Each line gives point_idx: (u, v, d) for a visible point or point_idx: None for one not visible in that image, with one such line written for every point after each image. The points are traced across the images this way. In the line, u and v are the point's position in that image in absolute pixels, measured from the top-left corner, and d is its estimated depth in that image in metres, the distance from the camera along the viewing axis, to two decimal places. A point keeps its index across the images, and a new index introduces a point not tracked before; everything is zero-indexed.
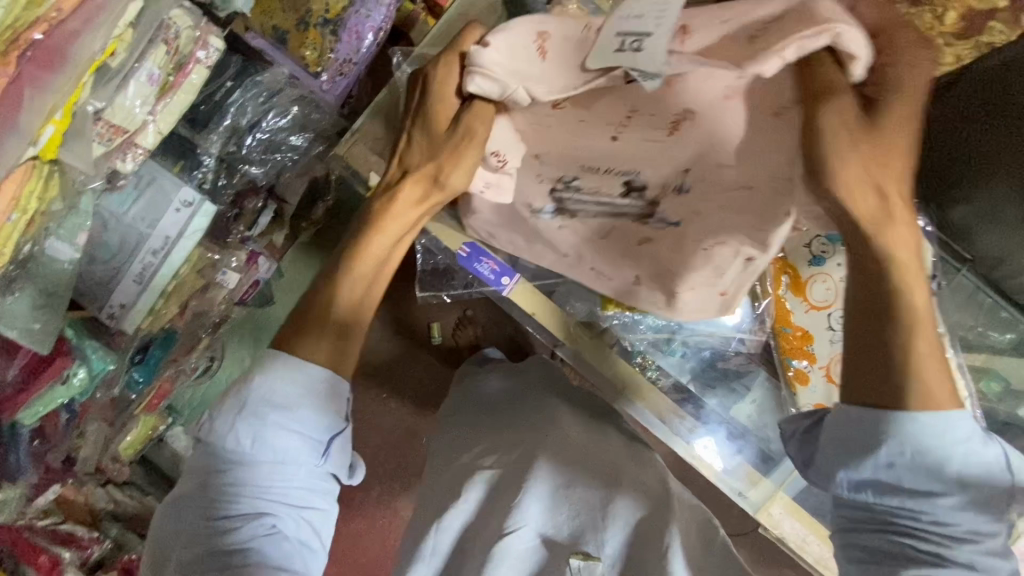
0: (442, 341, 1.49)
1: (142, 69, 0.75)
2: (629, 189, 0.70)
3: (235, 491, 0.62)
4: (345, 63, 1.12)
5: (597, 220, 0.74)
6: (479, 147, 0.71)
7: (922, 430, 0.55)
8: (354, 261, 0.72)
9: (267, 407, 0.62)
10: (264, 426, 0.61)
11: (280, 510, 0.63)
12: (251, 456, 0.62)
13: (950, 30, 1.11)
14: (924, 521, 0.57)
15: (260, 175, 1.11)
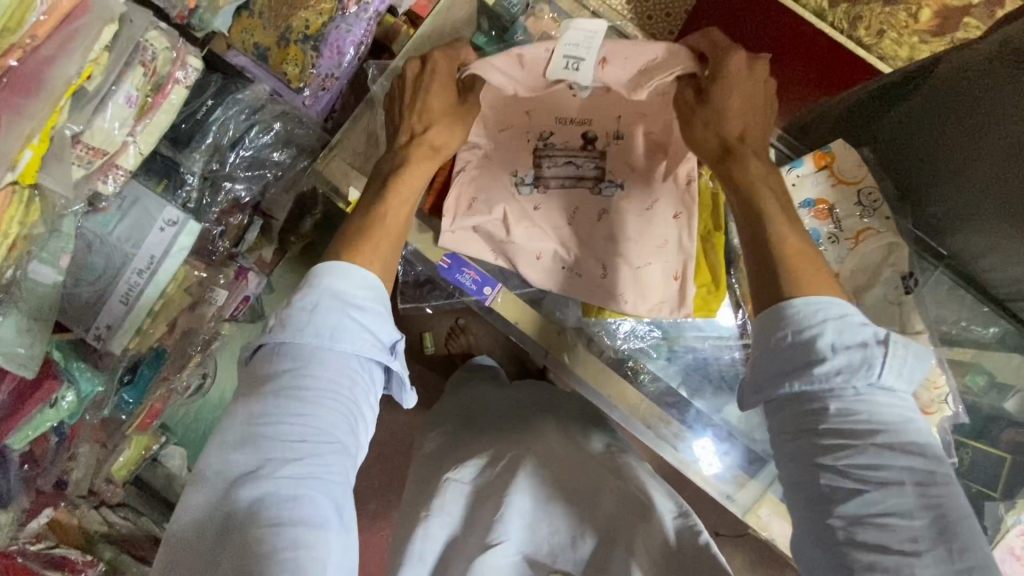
0: (435, 351, 1.48)
1: (120, 92, 0.75)
2: (586, 148, 0.80)
3: (300, 395, 0.57)
4: (328, 78, 1.12)
5: (565, 185, 0.80)
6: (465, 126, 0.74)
7: (791, 315, 0.57)
8: (380, 208, 0.68)
9: (338, 300, 0.61)
10: (341, 319, 0.60)
11: (344, 417, 0.58)
12: (323, 348, 0.59)
13: (926, 27, 1.13)
14: (830, 416, 0.53)
15: (244, 192, 1.11)
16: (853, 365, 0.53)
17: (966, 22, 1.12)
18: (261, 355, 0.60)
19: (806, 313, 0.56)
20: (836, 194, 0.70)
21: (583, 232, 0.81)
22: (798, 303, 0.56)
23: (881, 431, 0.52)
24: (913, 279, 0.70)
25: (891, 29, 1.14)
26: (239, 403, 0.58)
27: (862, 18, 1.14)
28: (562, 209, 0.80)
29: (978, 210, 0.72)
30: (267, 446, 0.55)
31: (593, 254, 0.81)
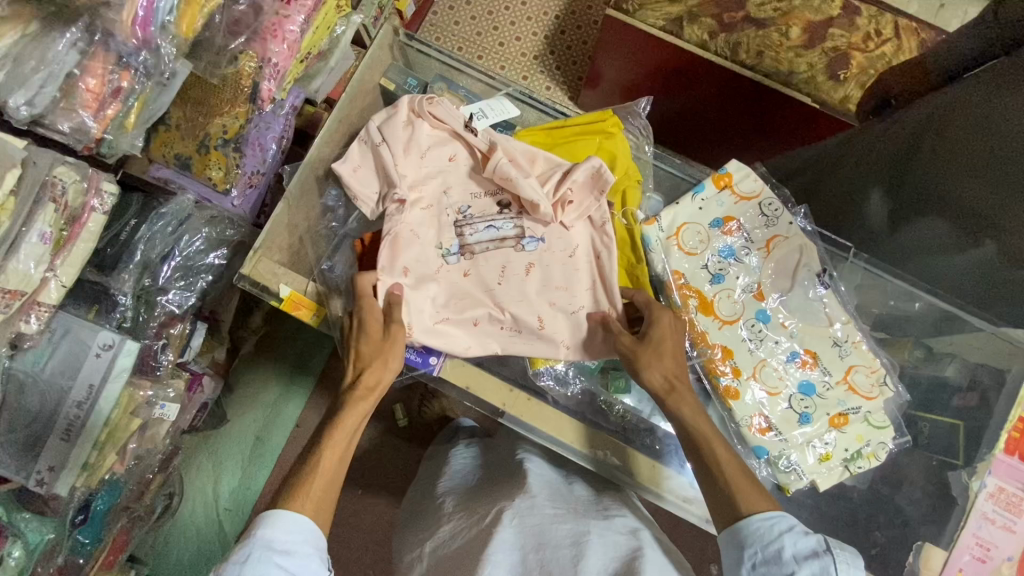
0: (408, 423, 1.45)
1: (32, 231, 0.74)
2: (504, 211, 0.84)
3: None
4: (253, 175, 1.15)
5: (489, 247, 0.83)
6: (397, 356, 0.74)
7: (754, 533, 0.60)
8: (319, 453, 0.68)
9: (267, 552, 0.57)
10: (266, 568, 0.56)
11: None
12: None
13: (797, 43, 1.22)
14: None
15: (180, 302, 1.09)
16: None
17: (832, 32, 1.22)
18: None
19: (765, 530, 0.60)
20: (739, 211, 0.73)
21: (513, 284, 0.82)
22: (755, 519, 0.61)
23: None
24: (827, 274, 0.73)
25: (768, 50, 1.23)
26: None
27: (740, 44, 1.24)
28: (489, 266, 0.83)
29: (1004, 214, 0.76)
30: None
31: (532, 308, 0.81)
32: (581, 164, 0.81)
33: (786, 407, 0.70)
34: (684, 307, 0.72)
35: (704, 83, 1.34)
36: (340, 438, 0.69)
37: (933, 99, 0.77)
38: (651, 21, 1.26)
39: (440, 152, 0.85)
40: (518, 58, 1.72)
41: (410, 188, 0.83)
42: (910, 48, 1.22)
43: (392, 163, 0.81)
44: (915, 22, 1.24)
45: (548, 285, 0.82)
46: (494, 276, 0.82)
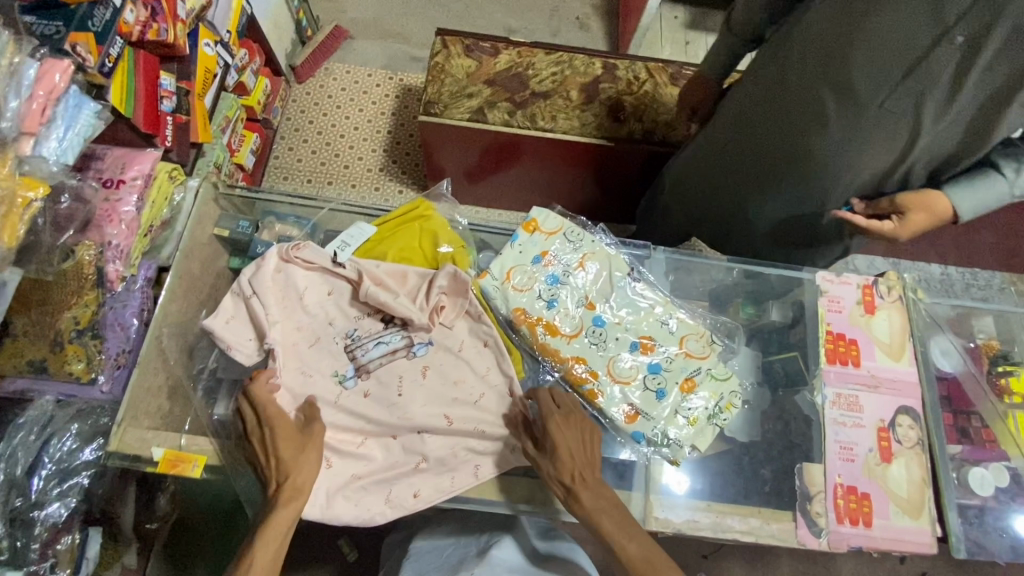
0: (359, 554, 1.38)
1: None
2: (390, 325, 0.81)
3: None
4: (119, 355, 1.10)
5: (385, 362, 0.78)
6: (315, 449, 0.72)
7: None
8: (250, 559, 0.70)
9: None
10: None
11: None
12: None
13: (579, 101, 1.48)
14: None
15: (61, 511, 1.02)
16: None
17: (604, 87, 1.50)
18: None
19: None
20: (552, 246, 0.86)
21: (415, 386, 0.77)
22: None
23: None
24: (636, 272, 0.86)
25: (559, 113, 1.48)
26: None
27: (536, 114, 1.47)
28: (387, 381, 0.78)
29: (830, 153, 0.94)
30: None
31: (434, 412, 0.76)
32: (442, 271, 0.82)
33: (642, 390, 0.80)
34: (535, 337, 0.81)
35: (526, 152, 1.54)
36: (268, 544, 0.70)
37: (735, 114, 1.05)
38: (458, 117, 1.46)
39: (309, 290, 0.82)
40: (365, 173, 1.88)
41: (287, 323, 0.80)
42: (666, 82, 1.51)
43: (263, 313, 0.79)
44: (662, 63, 1.54)
45: (447, 380, 0.78)
46: (392, 389, 0.77)
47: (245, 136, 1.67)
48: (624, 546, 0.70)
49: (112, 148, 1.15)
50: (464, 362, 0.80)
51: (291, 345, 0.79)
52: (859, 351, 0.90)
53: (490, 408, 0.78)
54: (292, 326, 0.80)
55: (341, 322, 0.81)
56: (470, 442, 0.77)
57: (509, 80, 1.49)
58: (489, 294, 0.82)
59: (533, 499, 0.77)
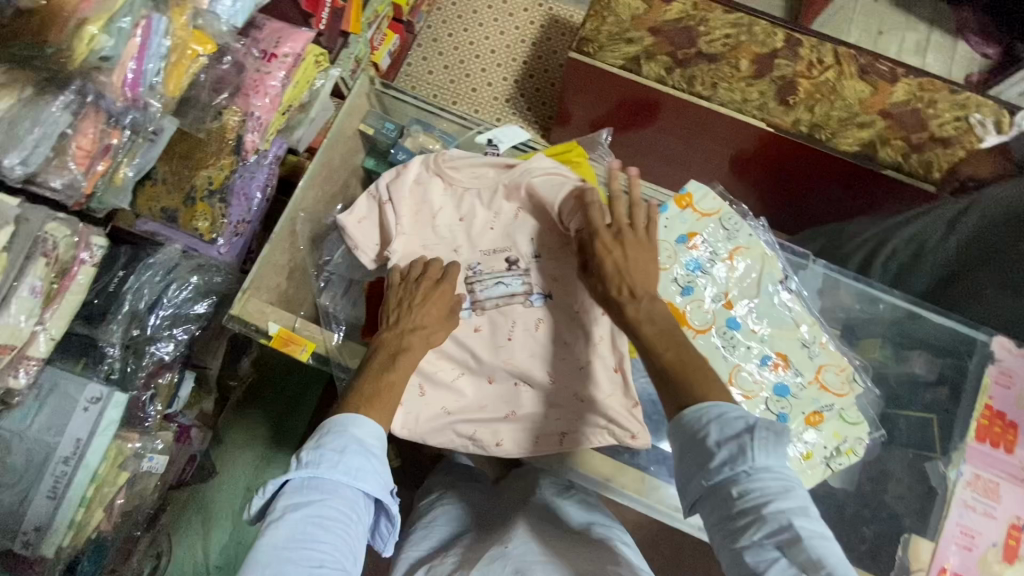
0: (402, 463, 1.44)
1: (23, 285, 0.76)
2: (512, 267, 0.80)
3: (317, 533, 0.57)
4: (240, 224, 1.16)
5: (500, 303, 0.79)
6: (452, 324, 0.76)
7: (682, 423, 0.59)
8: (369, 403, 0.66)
9: (364, 454, 0.61)
10: (357, 474, 0.60)
11: (350, 560, 0.58)
12: (347, 484, 0.60)
13: (747, 74, 1.32)
14: (734, 500, 0.54)
15: (169, 351, 1.09)
16: (734, 456, 0.54)
17: (778, 63, 1.31)
18: (289, 490, 0.59)
19: (697, 421, 0.58)
20: (702, 227, 0.79)
21: (524, 334, 0.78)
22: (688, 413, 0.59)
23: (771, 503, 0.53)
24: (788, 280, 0.78)
25: (721, 81, 1.33)
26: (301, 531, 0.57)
27: (696, 77, 1.33)
28: (500, 323, 0.79)
29: None
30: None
31: (538, 366, 0.77)
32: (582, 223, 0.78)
33: (764, 410, 0.72)
34: None
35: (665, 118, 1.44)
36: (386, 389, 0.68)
37: None
38: (610, 61, 1.35)
39: (444, 209, 0.83)
40: (491, 101, 1.82)
41: (416, 236, 0.82)
42: (852, 74, 1.30)
43: (395, 224, 0.80)
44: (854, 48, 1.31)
45: (555, 333, 0.78)
46: (502, 333, 0.78)
47: (387, 35, 1.63)
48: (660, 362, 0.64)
49: (271, 20, 1.14)
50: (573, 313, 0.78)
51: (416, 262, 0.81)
52: (1015, 437, 0.78)
53: (591, 377, 0.76)
54: (421, 240, 0.81)
55: (466, 250, 0.82)
56: (563, 404, 0.76)
57: (678, 34, 1.33)
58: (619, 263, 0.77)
59: (614, 477, 0.76)
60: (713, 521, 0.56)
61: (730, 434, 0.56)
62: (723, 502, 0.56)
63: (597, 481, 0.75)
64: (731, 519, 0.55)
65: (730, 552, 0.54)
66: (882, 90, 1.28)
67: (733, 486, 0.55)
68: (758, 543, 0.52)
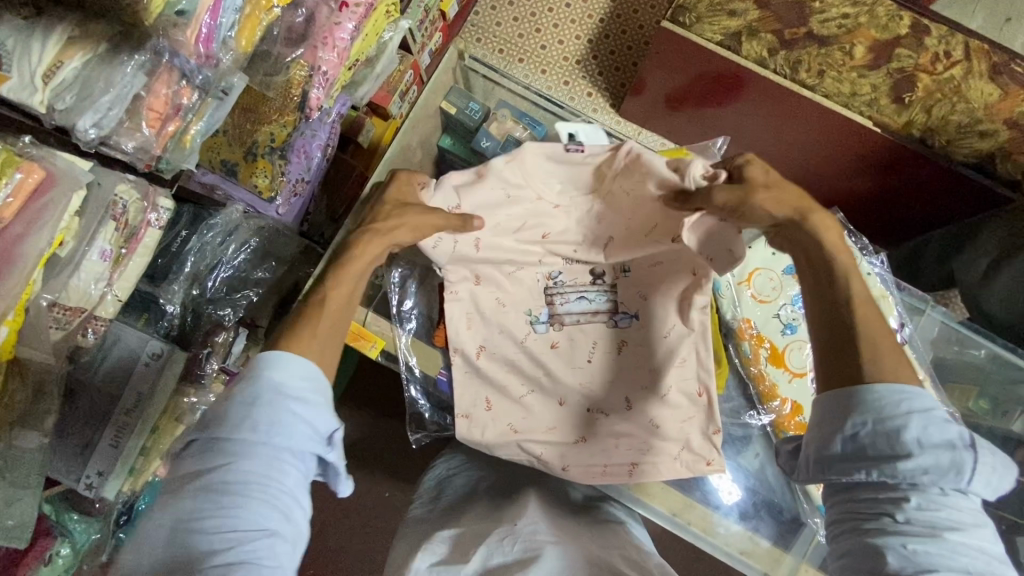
0: None
1: (93, 249, 0.74)
2: (596, 283, 0.91)
3: (223, 494, 0.56)
4: (298, 183, 1.12)
5: (580, 319, 0.90)
6: (408, 207, 0.79)
7: (875, 402, 0.56)
8: (317, 314, 0.69)
9: (277, 394, 0.61)
10: (263, 423, 0.59)
11: (276, 515, 0.57)
12: (255, 438, 0.59)
13: (861, 62, 1.14)
14: (907, 505, 0.53)
15: (227, 313, 1.08)
16: (942, 466, 0.52)
17: (899, 52, 1.11)
18: (196, 450, 0.60)
19: (894, 406, 0.55)
20: None
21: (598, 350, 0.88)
22: (887, 393, 0.56)
23: (953, 531, 0.52)
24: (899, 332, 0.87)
25: (829, 70, 1.17)
26: (207, 493, 0.57)
27: (802, 62, 1.18)
28: (577, 338, 0.89)
29: None
30: (198, 540, 0.55)
31: (616, 387, 0.87)
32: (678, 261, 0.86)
33: None
34: (754, 356, 0.87)
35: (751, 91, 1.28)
36: (341, 288, 0.72)
37: None
38: (708, 35, 1.21)
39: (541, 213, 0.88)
40: (559, 62, 1.68)
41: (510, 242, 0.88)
42: (982, 74, 1.08)
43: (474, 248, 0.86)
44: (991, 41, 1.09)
45: (636, 350, 0.88)
46: (581, 353, 0.88)
47: None
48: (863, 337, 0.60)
49: None
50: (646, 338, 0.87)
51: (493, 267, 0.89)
52: None
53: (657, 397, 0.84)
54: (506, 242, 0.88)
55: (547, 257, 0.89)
56: (637, 426, 0.84)
57: (788, 9, 1.12)
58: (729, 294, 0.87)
59: (681, 512, 0.79)
60: (864, 516, 0.56)
61: (935, 440, 0.53)
62: (886, 499, 0.55)
63: (666, 514, 0.79)
64: (887, 516, 0.54)
65: (863, 541, 0.54)
66: (1013, 95, 1.09)
67: (910, 495, 0.54)
68: (913, 551, 0.52)
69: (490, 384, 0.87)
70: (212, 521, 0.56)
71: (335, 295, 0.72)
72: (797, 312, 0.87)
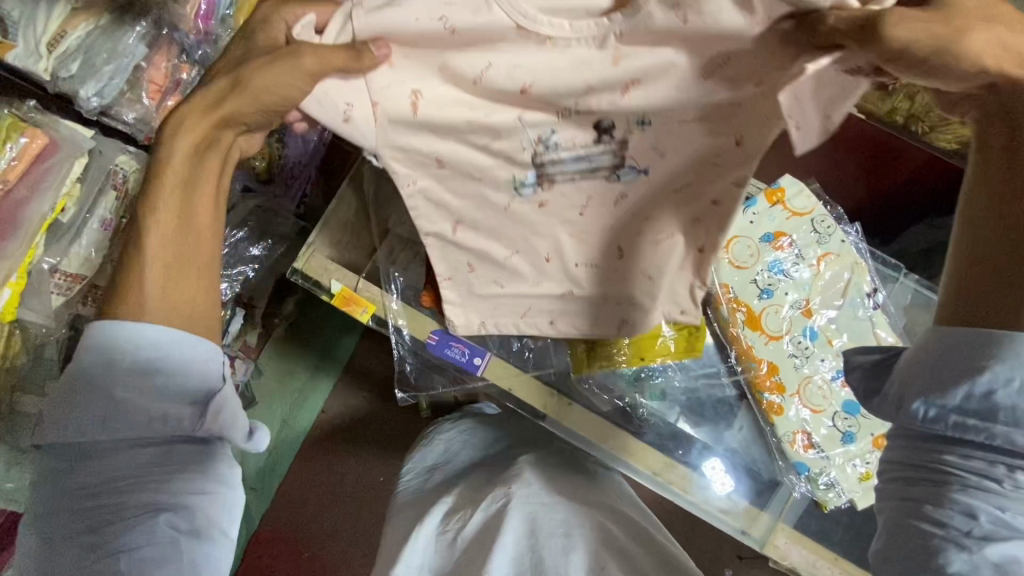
0: (433, 413, 1.47)
1: (94, 218, 0.76)
2: (602, 139, 0.65)
3: (104, 446, 0.54)
4: (295, 167, 1.15)
5: (574, 180, 0.69)
6: (282, 59, 0.56)
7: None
8: (150, 228, 0.57)
9: (132, 340, 0.54)
10: (129, 375, 0.54)
11: (162, 467, 0.55)
12: (119, 391, 0.54)
13: None
14: (1005, 478, 0.52)
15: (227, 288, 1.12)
16: None
17: None
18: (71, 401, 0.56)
19: None
20: (801, 228, 0.89)
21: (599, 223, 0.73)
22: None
23: None
24: (875, 296, 0.90)
25: None
26: (87, 451, 0.55)
27: None
28: (572, 195, 0.71)
29: None
30: (83, 494, 0.54)
31: (604, 256, 0.76)
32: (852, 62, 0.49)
33: (830, 427, 0.86)
34: (732, 320, 0.89)
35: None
36: (173, 197, 0.57)
37: None
38: None
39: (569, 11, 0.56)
40: None
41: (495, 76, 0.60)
42: None
43: (419, 101, 0.62)
44: None
45: (637, 204, 0.71)
46: (574, 207, 0.72)
47: None
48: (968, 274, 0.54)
49: None
50: (660, 194, 0.70)
51: None
52: None
53: (663, 253, 0.73)
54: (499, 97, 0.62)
55: None
56: (621, 292, 0.78)
57: None
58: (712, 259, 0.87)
59: (663, 472, 0.82)
60: (939, 464, 0.54)
61: None
62: (986, 463, 0.53)
63: (647, 473, 0.82)
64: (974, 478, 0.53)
65: (925, 491, 0.54)
66: None
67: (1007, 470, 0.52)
68: (988, 514, 0.51)
69: (469, 252, 0.78)
70: (85, 483, 0.54)
71: (178, 177, 0.58)
72: (773, 275, 0.88)
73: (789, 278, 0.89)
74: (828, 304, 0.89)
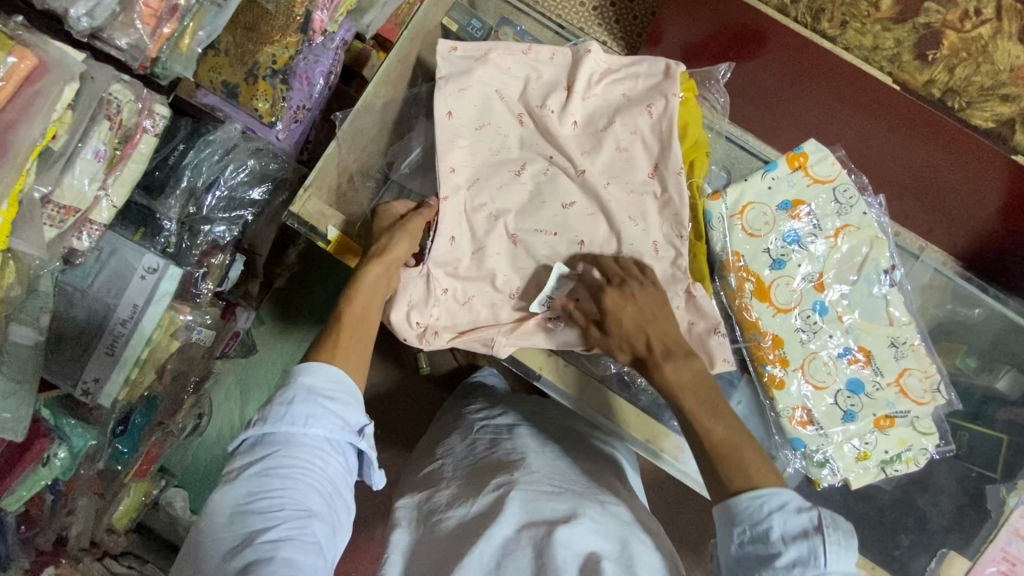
0: (432, 371, 1.44)
1: (87, 148, 0.75)
2: None
3: (270, 482, 0.59)
4: (299, 110, 1.10)
5: None
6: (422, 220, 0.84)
7: (745, 510, 0.63)
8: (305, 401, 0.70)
9: (312, 396, 0.63)
10: (304, 417, 0.62)
11: (321, 499, 0.60)
12: (298, 433, 0.61)
13: (887, 15, 0.96)
14: None
15: (222, 233, 1.09)
16: (803, 556, 0.58)
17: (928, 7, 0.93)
18: (244, 448, 0.62)
19: (754, 508, 0.63)
20: (821, 194, 0.87)
21: None
22: (749, 496, 0.63)
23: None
24: (891, 273, 0.87)
25: (853, 20, 0.98)
26: (255, 477, 0.59)
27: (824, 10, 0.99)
28: None
29: None
30: (252, 521, 0.58)
31: None
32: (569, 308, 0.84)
33: (831, 404, 0.85)
34: (740, 290, 0.87)
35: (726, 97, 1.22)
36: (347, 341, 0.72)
37: None
38: None
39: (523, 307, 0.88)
40: None
41: None
42: (1009, 34, 0.91)
43: None
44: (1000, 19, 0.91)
45: None
46: None
47: None
48: (681, 400, 0.73)
49: None
50: None
51: (485, 190, 0.87)
52: None
53: None
54: None
55: (550, 192, 0.88)
56: None
57: None
58: (721, 223, 0.87)
59: (654, 440, 0.86)
60: None
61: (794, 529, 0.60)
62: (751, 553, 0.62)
63: (638, 439, 0.86)
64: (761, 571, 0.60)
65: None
66: None
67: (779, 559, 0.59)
68: None
69: (483, 338, 0.86)
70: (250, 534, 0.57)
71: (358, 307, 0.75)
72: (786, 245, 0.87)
73: (802, 249, 0.87)
74: (842, 279, 0.87)
